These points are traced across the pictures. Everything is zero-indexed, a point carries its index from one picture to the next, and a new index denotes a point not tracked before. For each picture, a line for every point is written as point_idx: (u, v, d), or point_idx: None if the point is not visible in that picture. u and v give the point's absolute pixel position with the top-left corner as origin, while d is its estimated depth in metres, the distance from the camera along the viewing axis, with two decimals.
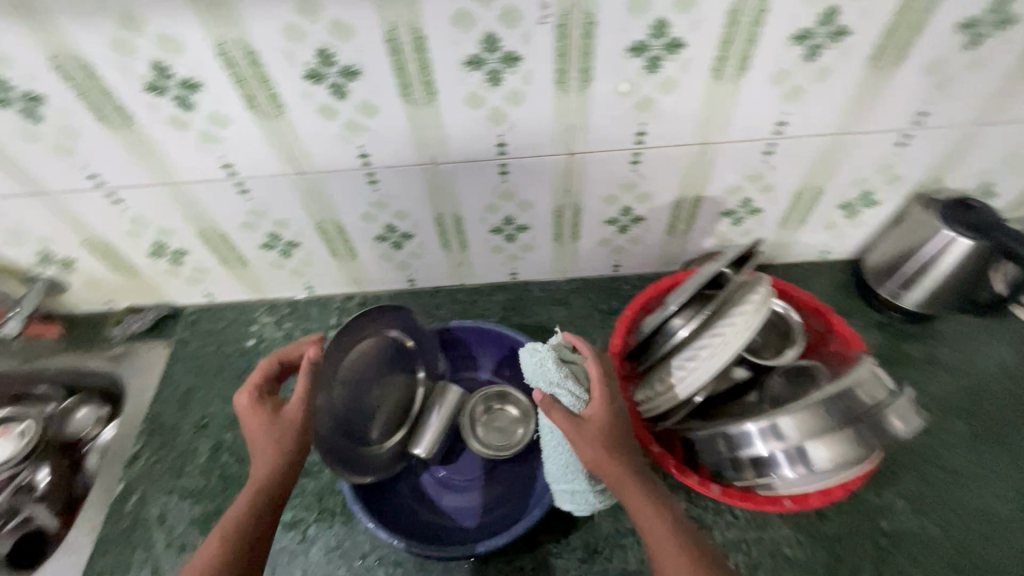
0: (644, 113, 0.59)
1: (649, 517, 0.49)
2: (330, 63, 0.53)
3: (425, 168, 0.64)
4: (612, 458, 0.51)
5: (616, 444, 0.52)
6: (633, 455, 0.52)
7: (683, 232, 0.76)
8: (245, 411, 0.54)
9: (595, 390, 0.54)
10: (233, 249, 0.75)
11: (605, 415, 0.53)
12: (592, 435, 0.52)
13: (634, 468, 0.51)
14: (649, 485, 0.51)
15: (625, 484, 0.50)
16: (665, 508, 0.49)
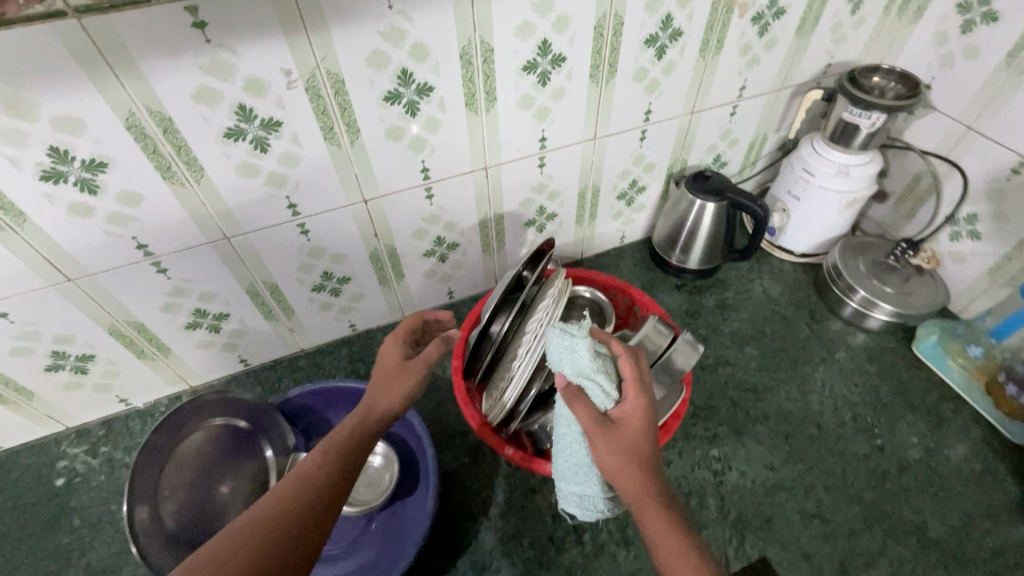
0: (420, 151, 0.64)
1: (661, 532, 0.44)
2: (67, 159, 0.49)
3: (218, 244, 0.63)
4: (633, 462, 0.47)
5: (643, 443, 0.49)
6: (661, 466, 0.48)
7: (498, 247, 0.83)
8: (388, 351, 0.60)
9: (626, 375, 0.53)
10: (9, 382, 0.65)
11: (639, 410, 0.50)
12: (620, 438, 0.49)
13: (655, 476, 0.47)
14: (669, 497, 0.46)
15: (638, 491, 0.46)
16: (682, 523, 0.44)
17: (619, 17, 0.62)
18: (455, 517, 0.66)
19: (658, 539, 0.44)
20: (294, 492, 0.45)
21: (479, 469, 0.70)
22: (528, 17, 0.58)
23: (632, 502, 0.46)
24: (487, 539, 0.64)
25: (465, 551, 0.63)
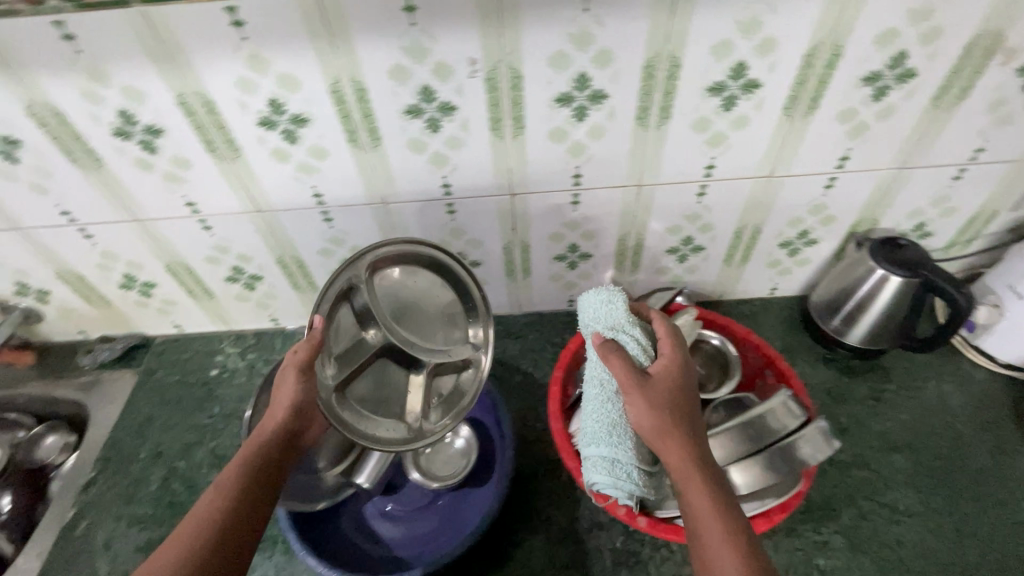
0: (577, 157, 0.63)
1: (696, 485, 0.47)
2: (280, 112, 0.57)
3: (376, 208, 0.68)
4: (672, 413, 0.51)
5: (679, 396, 0.52)
6: (694, 422, 0.51)
7: (631, 269, 0.80)
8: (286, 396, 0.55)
9: (662, 336, 0.56)
10: (199, 281, 0.79)
11: (673, 366, 0.54)
12: (656, 395, 0.51)
13: (689, 428, 0.50)
14: (701, 452, 0.49)
15: (675, 442, 0.49)
16: (713, 479, 0.48)
17: (837, 48, 0.55)
18: (515, 527, 0.65)
19: (698, 494, 0.46)
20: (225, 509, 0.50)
21: (551, 487, 0.68)
22: (728, 36, 0.53)
23: (668, 452, 0.49)
24: (538, 559, 0.63)
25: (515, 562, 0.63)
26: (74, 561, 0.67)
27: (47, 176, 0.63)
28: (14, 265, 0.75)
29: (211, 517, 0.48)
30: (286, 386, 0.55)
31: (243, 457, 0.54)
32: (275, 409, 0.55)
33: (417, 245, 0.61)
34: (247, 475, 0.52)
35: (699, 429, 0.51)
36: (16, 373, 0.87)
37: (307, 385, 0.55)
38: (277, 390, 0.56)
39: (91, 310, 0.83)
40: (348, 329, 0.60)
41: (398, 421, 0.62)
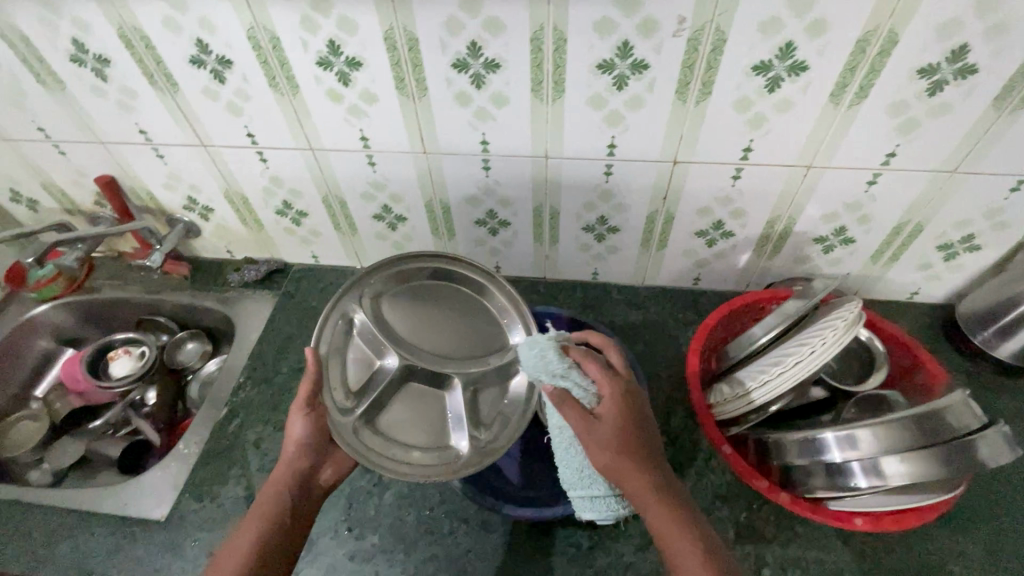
0: (754, 130, 0.62)
1: (666, 517, 0.50)
2: (477, 55, 0.59)
3: (537, 161, 0.70)
4: (632, 455, 0.53)
5: (632, 431, 0.54)
6: (653, 455, 0.54)
7: (770, 254, 0.78)
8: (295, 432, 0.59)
9: (573, 355, 0.59)
10: (348, 216, 0.83)
11: (613, 399, 0.56)
12: (603, 440, 0.54)
13: (649, 465, 0.53)
14: (665, 485, 0.52)
15: (641, 481, 0.52)
16: (681, 508, 0.51)
17: None
18: None
19: (670, 527, 0.50)
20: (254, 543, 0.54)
21: (674, 454, 0.69)
22: (963, 14, 0.50)
23: (637, 493, 0.52)
24: None
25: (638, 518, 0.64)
26: (227, 452, 0.73)
27: (245, 98, 0.68)
28: (191, 180, 0.82)
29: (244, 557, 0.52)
30: (293, 430, 0.59)
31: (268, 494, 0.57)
32: (288, 453, 0.59)
33: (416, 259, 0.69)
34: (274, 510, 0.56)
35: (658, 461, 0.54)
36: (170, 281, 0.96)
37: (311, 414, 0.59)
38: (286, 434, 0.60)
39: (245, 231, 0.90)
40: (364, 367, 0.65)
41: (443, 447, 0.62)
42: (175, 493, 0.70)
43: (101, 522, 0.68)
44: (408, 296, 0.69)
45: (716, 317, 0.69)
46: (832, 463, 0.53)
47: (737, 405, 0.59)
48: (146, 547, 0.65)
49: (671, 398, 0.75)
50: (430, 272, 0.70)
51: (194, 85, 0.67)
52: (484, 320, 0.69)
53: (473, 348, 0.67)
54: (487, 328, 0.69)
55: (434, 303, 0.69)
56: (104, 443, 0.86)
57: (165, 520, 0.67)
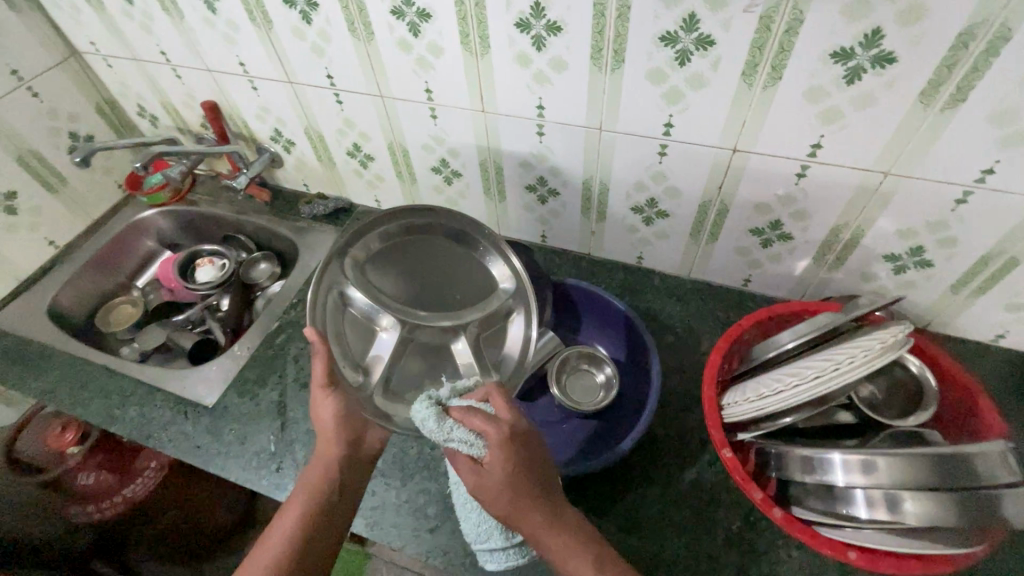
0: (827, 124, 0.57)
1: (584, 570, 0.47)
2: (540, 16, 0.59)
3: (590, 132, 0.69)
4: (539, 507, 0.50)
5: (535, 479, 0.51)
6: (564, 504, 0.51)
7: (831, 265, 0.72)
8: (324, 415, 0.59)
9: (455, 411, 0.55)
10: (409, 165, 0.87)
11: (501, 450, 0.51)
12: (489, 487, 0.50)
13: (558, 512, 0.50)
14: (569, 524, 0.50)
15: (552, 533, 0.49)
16: (603, 556, 0.48)
17: None
18: (632, 471, 0.66)
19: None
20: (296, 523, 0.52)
21: (678, 450, 0.68)
22: None
23: (550, 544, 0.49)
24: (650, 508, 0.64)
25: (626, 502, 0.64)
26: (272, 360, 0.82)
27: (326, 40, 0.73)
28: (278, 114, 0.89)
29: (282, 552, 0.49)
30: (325, 408, 0.59)
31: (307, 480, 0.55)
32: (325, 435, 0.58)
33: (389, 224, 0.75)
34: (314, 496, 0.54)
35: (568, 509, 0.51)
36: (254, 204, 1.06)
37: (336, 394, 0.60)
38: (318, 412, 0.59)
39: (319, 168, 0.97)
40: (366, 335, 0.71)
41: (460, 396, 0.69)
42: (224, 386, 0.80)
43: (164, 397, 0.79)
44: (387, 261, 0.75)
45: (750, 320, 0.66)
46: (835, 485, 0.49)
47: (748, 409, 0.56)
48: (194, 425, 0.76)
49: (690, 395, 0.73)
50: (399, 233, 0.76)
51: (285, 25, 0.73)
52: (466, 267, 0.76)
53: (460, 296, 0.74)
54: (469, 277, 0.75)
55: (410, 265, 0.75)
56: (180, 334, 0.99)
57: (211, 407, 0.77)
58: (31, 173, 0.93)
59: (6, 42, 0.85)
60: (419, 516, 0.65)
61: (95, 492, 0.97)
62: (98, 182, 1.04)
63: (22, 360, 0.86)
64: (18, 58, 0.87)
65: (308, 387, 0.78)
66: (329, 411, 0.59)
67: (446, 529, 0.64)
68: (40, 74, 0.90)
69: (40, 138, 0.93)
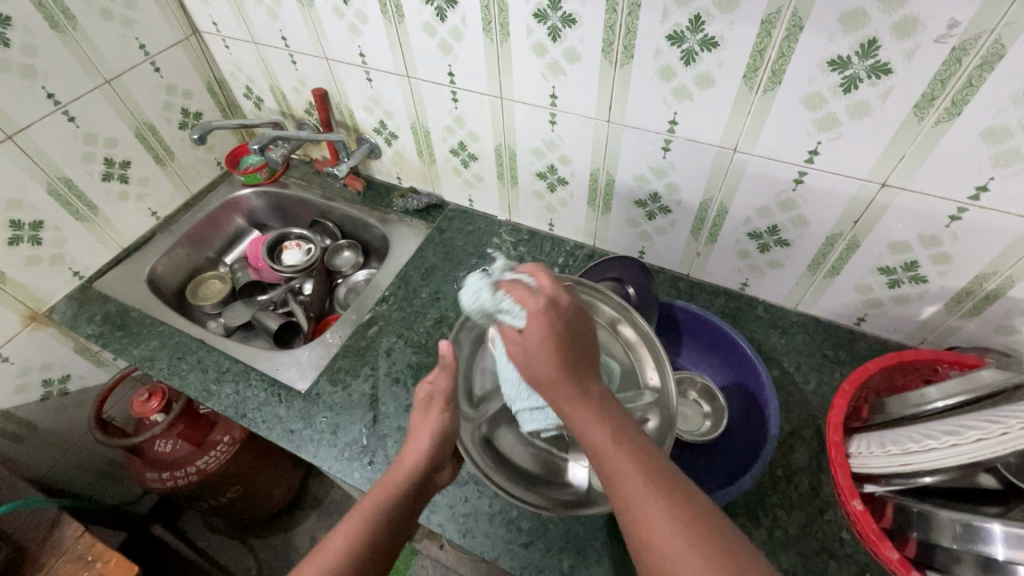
0: (1001, 166, 0.53)
1: (607, 453, 0.44)
2: (696, 30, 0.57)
3: (721, 153, 0.67)
4: (558, 380, 0.48)
5: (563, 349, 0.49)
6: (591, 378, 0.49)
7: (964, 314, 0.68)
8: (429, 425, 0.57)
9: (504, 286, 0.56)
10: (514, 168, 0.86)
11: (537, 321, 0.50)
12: (525, 352, 0.50)
13: (581, 387, 0.47)
14: (604, 408, 0.47)
15: (576, 408, 0.47)
16: (626, 434, 0.45)
17: None
18: (737, 508, 0.64)
19: (614, 457, 0.43)
20: (366, 523, 0.48)
21: (786, 491, 0.65)
22: None
23: (577, 420, 0.46)
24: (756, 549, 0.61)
25: None
26: (364, 351, 0.82)
27: (457, 38, 0.72)
28: (386, 106, 0.90)
29: (359, 540, 0.47)
30: (427, 424, 0.58)
31: (380, 486, 0.53)
32: (410, 446, 0.56)
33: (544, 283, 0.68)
34: (390, 499, 0.52)
35: (593, 384, 0.48)
36: (345, 193, 1.07)
37: (452, 414, 0.59)
38: (420, 423, 0.58)
39: (417, 163, 0.97)
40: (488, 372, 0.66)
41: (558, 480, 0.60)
42: (316, 372, 0.81)
43: (258, 378, 0.81)
44: None
45: (878, 364, 0.63)
46: (993, 558, 0.46)
47: (887, 464, 0.54)
48: (287, 409, 0.76)
49: (797, 434, 0.70)
50: None
51: (417, 19, 0.73)
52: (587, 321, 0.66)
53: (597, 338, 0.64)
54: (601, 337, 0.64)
55: None
56: (266, 314, 0.97)
57: (304, 393, 0.78)
58: (145, 144, 0.96)
59: (139, 17, 0.88)
60: (512, 529, 0.64)
61: (171, 461, 0.98)
62: (200, 158, 1.07)
63: (122, 326, 0.89)
64: (147, 33, 0.90)
65: (401, 382, 0.78)
66: (430, 422, 0.58)
67: (540, 546, 0.62)
68: (163, 50, 0.93)
69: (155, 112, 0.96)
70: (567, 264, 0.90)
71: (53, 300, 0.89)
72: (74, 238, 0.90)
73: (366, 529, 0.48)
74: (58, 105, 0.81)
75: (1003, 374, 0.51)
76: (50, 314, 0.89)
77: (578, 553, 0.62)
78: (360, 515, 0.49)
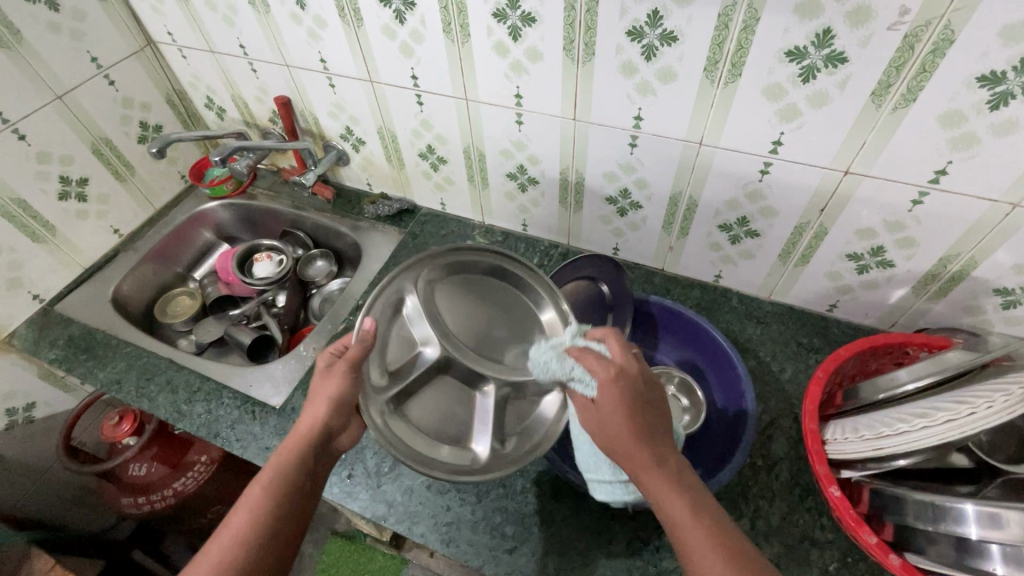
0: (959, 149, 0.54)
1: (683, 522, 0.45)
2: (655, 25, 0.57)
3: (688, 147, 0.67)
4: (635, 443, 0.48)
5: (640, 416, 0.49)
6: (666, 445, 0.49)
7: (932, 296, 0.69)
8: (325, 392, 0.53)
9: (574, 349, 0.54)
10: (484, 170, 0.86)
11: (613, 390, 0.49)
12: (603, 418, 0.50)
13: (659, 454, 0.48)
14: (682, 478, 0.47)
15: (651, 474, 0.47)
16: (703, 507, 0.46)
17: None
18: (720, 500, 0.64)
19: (693, 531, 0.44)
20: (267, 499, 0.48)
21: (766, 481, 0.65)
22: None
23: (650, 486, 0.47)
24: None
25: None
26: None
27: (418, 41, 0.71)
28: (351, 111, 0.88)
29: (257, 516, 0.47)
30: (325, 392, 0.54)
31: (284, 453, 0.52)
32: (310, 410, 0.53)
33: (464, 256, 0.63)
34: (290, 467, 0.51)
35: (669, 451, 0.49)
36: (315, 202, 1.05)
37: (354, 379, 0.54)
38: (318, 387, 0.54)
39: (387, 168, 0.96)
40: (407, 343, 0.59)
41: (460, 446, 0.57)
42: (291, 387, 0.79)
43: (231, 396, 0.79)
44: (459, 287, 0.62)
45: (849, 350, 0.63)
46: (967, 537, 0.47)
47: (862, 450, 0.55)
48: (262, 426, 0.75)
49: (775, 423, 0.70)
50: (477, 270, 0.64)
51: (376, 23, 0.72)
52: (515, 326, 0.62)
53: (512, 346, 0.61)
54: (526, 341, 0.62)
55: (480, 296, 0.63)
56: (238, 329, 0.95)
57: (278, 408, 0.76)
58: (103, 160, 0.93)
59: (89, 29, 0.85)
60: (496, 536, 0.63)
61: (146, 484, 0.96)
62: (162, 172, 1.04)
63: (87, 349, 0.86)
64: (100, 46, 0.87)
65: None
66: (329, 386, 0.54)
67: (525, 550, 0.62)
68: (117, 63, 0.90)
69: (112, 126, 0.93)
70: (542, 263, 0.90)
71: (12, 326, 0.86)
72: (32, 260, 0.87)
73: (264, 504, 0.48)
74: (7, 124, 0.78)
75: (969, 354, 0.52)
76: (10, 340, 0.86)
77: (563, 555, 0.61)
78: (261, 489, 0.48)
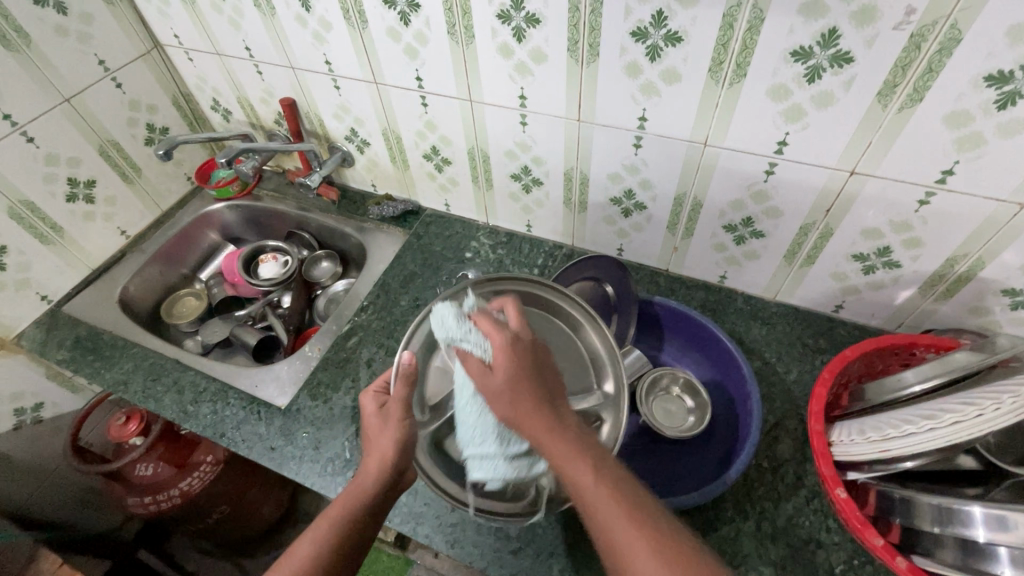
0: (967, 149, 0.53)
1: (581, 476, 0.45)
2: (659, 25, 0.57)
3: (693, 147, 0.66)
4: (531, 410, 0.48)
5: (534, 379, 0.51)
6: (562, 407, 0.50)
7: (939, 297, 0.68)
8: (386, 434, 0.54)
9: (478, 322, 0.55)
10: (488, 171, 0.86)
11: (502, 363, 0.51)
12: (494, 388, 0.50)
13: (557, 416, 0.49)
14: (578, 436, 0.48)
15: (550, 435, 0.48)
16: (599, 459, 0.47)
17: None
18: (726, 501, 0.64)
19: (590, 486, 0.45)
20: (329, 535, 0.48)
21: (772, 483, 0.65)
22: None
23: (548, 448, 0.47)
24: (745, 544, 0.61)
25: (718, 533, 0.61)
26: (344, 363, 0.81)
27: (422, 43, 0.71)
28: (356, 113, 0.88)
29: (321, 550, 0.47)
30: (387, 431, 0.54)
31: (348, 489, 0.52)
32: (373, 453, 0.53)
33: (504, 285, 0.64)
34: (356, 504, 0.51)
35: (565, 413, 0.50)
36: (320, 203, 1.05)
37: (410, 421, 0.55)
38: (376, 426, 0.55)
39: (392, 170, 0.96)
40: (446, 374, 0.60)
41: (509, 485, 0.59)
42: (297, 388, 0.79)
43: (236, 397, 0.79)
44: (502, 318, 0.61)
45: (855, 351, 0.63)
46: (975, 540, 0.46)
47: (868, 452, 0.55)
48: (267, 427, 0.75)
49: (780, 424, 0.70)
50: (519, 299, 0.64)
51: (381, 25, 0.72)
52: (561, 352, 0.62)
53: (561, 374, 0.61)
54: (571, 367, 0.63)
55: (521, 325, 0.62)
56: (244, 330, 0.95)
57: (284, 409, 0.77)
58: (110, 162, 0.93)
59: (97, 32, 0.86)
60: (501, 537, 0.63)
61: (152, 484, 0.96)
62: (169, 173, 1.04)
63: (94, 350, 0.86)
64: (107, 49, 0.88)
65: None
66: (386, 427, 0.54)
67: (529, 552, 0.62)
68: (124, 65, 0.91)
69: (119, 129, 0.93)
70: (547, 264, 0.90)
71: (21, 326, 0.87)
72: (40, 261, 0.88)
73: (330, 538, 0.48)
74: (15, 126, 0.79)
75: (975, 356, 0.52)
76: (19, 341, 0.87)
77: (568, 556, 0.61)
78: (326, 523, 0.49)
